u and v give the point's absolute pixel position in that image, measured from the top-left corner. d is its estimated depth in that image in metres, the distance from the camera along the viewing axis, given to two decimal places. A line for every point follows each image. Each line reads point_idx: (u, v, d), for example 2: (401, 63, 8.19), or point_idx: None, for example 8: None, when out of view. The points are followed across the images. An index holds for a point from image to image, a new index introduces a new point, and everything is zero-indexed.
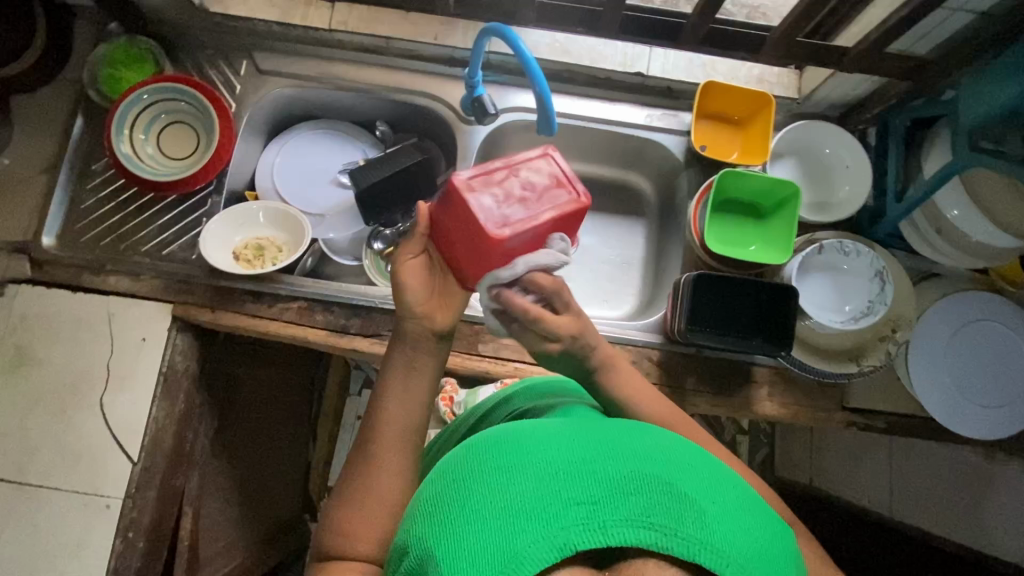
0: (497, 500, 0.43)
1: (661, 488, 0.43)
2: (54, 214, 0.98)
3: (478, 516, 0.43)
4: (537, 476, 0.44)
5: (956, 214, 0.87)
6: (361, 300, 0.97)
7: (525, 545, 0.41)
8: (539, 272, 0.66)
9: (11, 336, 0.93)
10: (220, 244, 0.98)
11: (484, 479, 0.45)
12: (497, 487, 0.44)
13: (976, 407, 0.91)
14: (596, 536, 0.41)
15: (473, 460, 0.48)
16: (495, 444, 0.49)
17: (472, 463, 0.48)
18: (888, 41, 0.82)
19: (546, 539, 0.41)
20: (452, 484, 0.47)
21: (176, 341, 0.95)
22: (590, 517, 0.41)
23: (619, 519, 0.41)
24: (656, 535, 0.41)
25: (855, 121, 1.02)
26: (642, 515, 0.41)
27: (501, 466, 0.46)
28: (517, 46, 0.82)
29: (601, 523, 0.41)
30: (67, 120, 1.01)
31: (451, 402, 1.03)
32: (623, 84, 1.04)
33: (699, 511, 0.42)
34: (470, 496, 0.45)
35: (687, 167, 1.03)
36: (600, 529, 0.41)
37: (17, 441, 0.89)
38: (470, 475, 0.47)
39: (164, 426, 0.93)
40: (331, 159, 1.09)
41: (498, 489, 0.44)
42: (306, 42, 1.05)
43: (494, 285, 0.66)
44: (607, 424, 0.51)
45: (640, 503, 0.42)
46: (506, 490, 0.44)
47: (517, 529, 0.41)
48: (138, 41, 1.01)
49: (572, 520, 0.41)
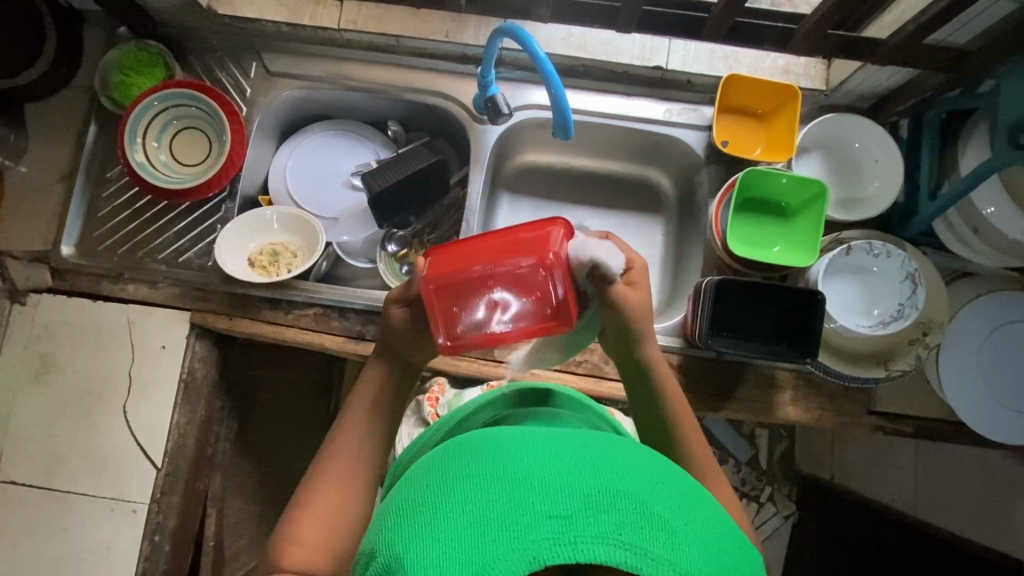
0: (469, 510, 0.42)
1: (635, 507, 0.42)
2: (72, 223, 0.98)
3: (450, 523, 0.42)
4: (512, 487, 0.42)
5: (993, 212, 0.84)
6: (374, 304, 0.96)
7: (493, 557, 0.39)
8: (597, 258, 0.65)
9: (36, 344, 0.94)
10: (234, 251, 0.97)
11: (460, 486, 0.44)
12: (471, 497, 0.43)
13: (1010, 412, 0.88)
14: (567, 552, 0.39)
15: (451, 468, 0.47)
16: (474, 452, 0.48)
17: (450, 470, 0.47)
18: (926, 31, 0.77)
19: (516, 552, 0.39)
20: (427, 490, 0.46)
21: (195, 348, 0.96)
22: (562, 531, 0.39)
23: (592, 534, 0.39)
24: (627, 555, 0.39)
25: (887, 113, 0.97)
26: (615, 532, 0.40)
27: (478, 475, 0.45)
28: (529, 44, 0.79)
29: (573, 538, 0.39)
30: (81, 127, 1.01)
31: (436, 402, 1.01)
32: (641, 78, 1.00)
33: (671, 532, 0.41)
34: (444, 504, 0.44)
35: (708, 164, 1.00)
36: (570, 545, 0.39)
37: (47, 448, 0.91)
38: (448, 481, 0.46)
39: (186, 431, 0.95)
40: (342, 160, 1.08)
41: (474, 498, 0.43)
42: (316, 42, 1.03)
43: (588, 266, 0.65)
44: (583, 437, 0.50)
45: (613, 520, 0.40)
46: (479, 499, 0.42)
47: (488, 540, 0.40)
48: (148, 46, 1.00)
49: (543, 533, 0.39)
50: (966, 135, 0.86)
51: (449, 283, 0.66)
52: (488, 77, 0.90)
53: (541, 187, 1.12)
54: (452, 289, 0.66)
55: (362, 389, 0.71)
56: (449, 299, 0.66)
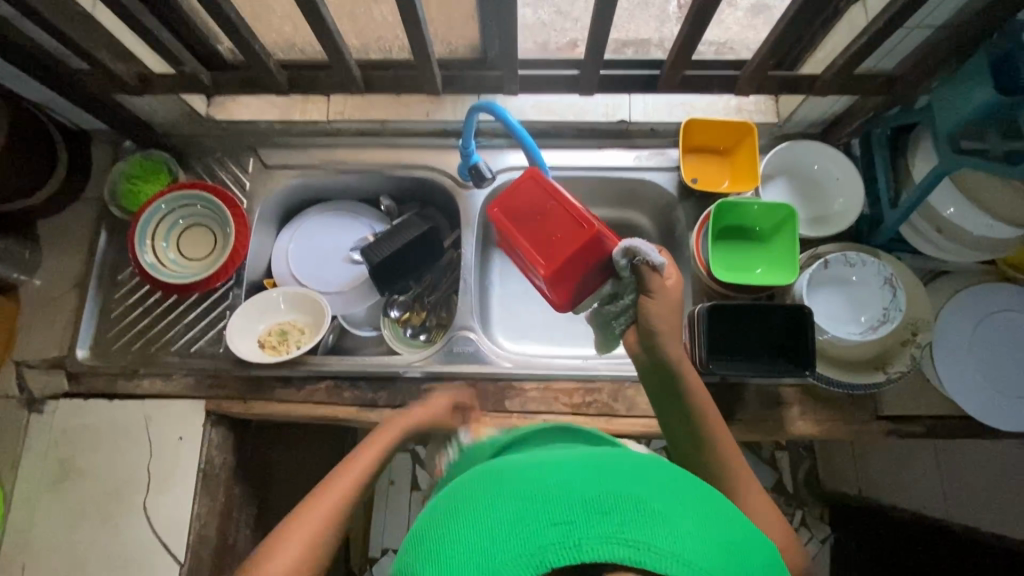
0: (482, 523, 0.45)
1: (637, 506, 0.43)
2: (86, 327, 1.02)
3: (463, 534, 0.45)
4: (519, 497, 0.45)
5: (953, 212, 0.90)
6: (385, 371, 0.99)
7: (503, 561, 0.42)
8: (649, 269, 0.75)
9: (55, 450, 0.96)
10: (245, 334, 1.01)
11: (470, 505, 0.47)
12: (482, 512, 0.46)
13: (1012, 400, 0.90)
14: (571, 553, 0.41)
15: (467, 491, 0.50)
16: (490, 476, 0.51)
17: (466, 493, 0.50)
18: (852, 66, 0.87)
19: (523, 557, 0.41)
20: (448, 509, 0.49)
21: (212, 435, 0.97)
22: (566, 536, 0.42)
23: (595, 536, 0.41)
24: (630, 551, 0.40)
25: (838, 135, 1.05)
26: (619, 531, 0.41)
27: (488, 491, 0.48)
28: (503, 116, 0.87)
29: (578, 540, 0.41)
30: (92, 236, 1.07)
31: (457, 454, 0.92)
32: (608, 131, 1.09)
33: (676, 528, 0.42)
34: (458, 518, 0.47)
35: (682, 200, 1.06)
36: (574, 547, 0.41)
37: (68, 555, 0.91)
38: (463, 500, 0.49)
39: (207, 521, 0.95)
40: (341, 237, 1.13)
41: (481, 513, 0.46)
42: (308, 134, 1.12)
43: (636, 258, 0.75)
44: (591, 454, 0.53)
45: (616, 520, 0.42)
46: (490, 514, 0.45)
47: (497, 548, 0.42)
48: (153, 155, 1.08)
49: (548, 539, 0.42)
50: (913, 145, 0.93)
51: (551, 207, 0.85)
52: (469, 149, 0.98)
53: None
54: (536, 226, 0.85)
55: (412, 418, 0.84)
56: (527, 227, 0.86)
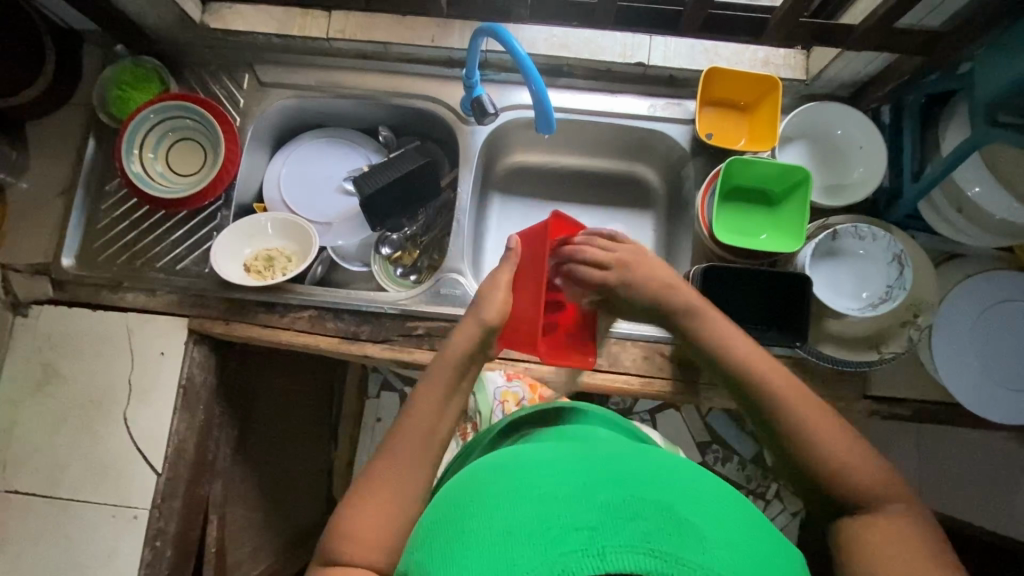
0: (498, 527, 0.45)
1: (663, 514, 0.44)
2: (72, 235, 1.00)
3: (481, 538, 0.44)
4: (537, 503, 0.46)
5: (978, 191, 0.85)
6: (370, 305, 0.98)
7: (522, 568, 0.41)
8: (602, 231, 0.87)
9: (39, 354, 0.96)
10: (231, 256, 0.99)
11: (485, 507, 0.47)
12: (499, 515, 0.46)
13: (1005, 391, 0.88)
14: (595, 562, 0.40)
15: (483, 492, 0.50)
16: (504, 478, 0.51)
17: (479, 495, 0.50)
18: (895, 17, 0.79)
19: (544, 565, 0.41)
20: (462, 509, 0.49)
21: (194, 354, 0.97)
22: (589, 543, 0.41)
23: (620, 544, 0.41)
24: (657, 561, 0.40)
25: (868, 99, 0.98)
26: (644, 539, 0.41)
27: (504, 495, 0.48)
28: (510, 44, 0.81)
29: (601, 548, 0.41)
30: (80, 143, 1.03)
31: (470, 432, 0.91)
32: (624, 75, 1.02)
33: (703, 540, 0.42)
34: (476, 516, 0.47)
35: (693, 156, 1.01)
36: (599, 556, 0.40)
37: (49, 457, 0.93)
38: (478, 500, 0.49)
39: (186, 437, 0.96)
40: (335, 167, 1.09)
41: (501, 512, 0.46)
42: (307, 52, 1.06)
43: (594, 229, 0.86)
44: (611, 458, 0.53)
45: (640, 529, 0.42)
46: (507, 518, 0.45)
47: (516, 553, 0.42)
48: (144, 62, 1.03)
49: (571, 546, 0.41)
50: (945, 118, 0.87)
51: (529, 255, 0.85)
52: (473, 79, 0.92)
53: (529, 187, 1.14)
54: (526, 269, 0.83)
55: (446, 361, 0.76)
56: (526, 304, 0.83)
